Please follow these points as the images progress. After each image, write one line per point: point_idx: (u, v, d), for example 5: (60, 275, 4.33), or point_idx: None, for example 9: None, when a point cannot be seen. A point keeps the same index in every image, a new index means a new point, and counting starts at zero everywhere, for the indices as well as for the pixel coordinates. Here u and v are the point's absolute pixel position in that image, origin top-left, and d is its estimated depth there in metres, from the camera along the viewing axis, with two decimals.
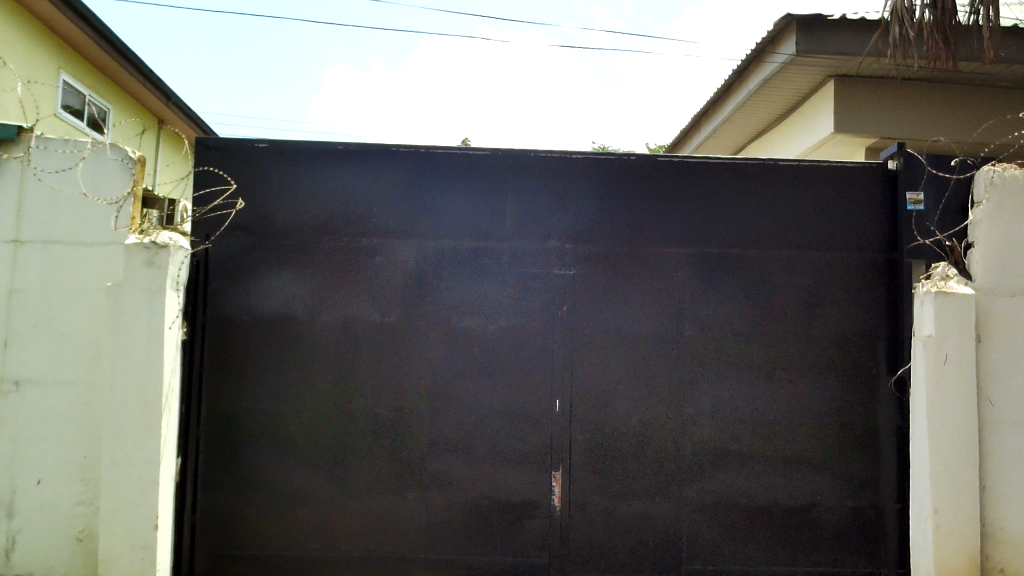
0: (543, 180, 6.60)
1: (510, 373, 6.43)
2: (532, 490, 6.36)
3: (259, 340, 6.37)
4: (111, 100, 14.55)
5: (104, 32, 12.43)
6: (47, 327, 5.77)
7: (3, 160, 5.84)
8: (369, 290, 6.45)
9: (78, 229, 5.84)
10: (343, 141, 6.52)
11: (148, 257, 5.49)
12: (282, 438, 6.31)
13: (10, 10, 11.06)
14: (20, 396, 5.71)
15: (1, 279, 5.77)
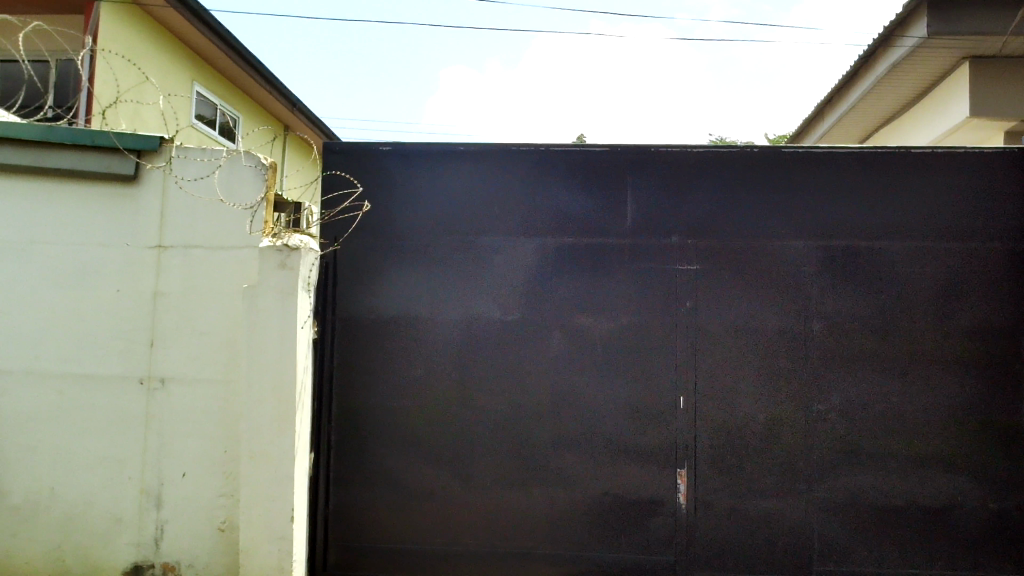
0: (661, 175, 6.53)
1: (631, 370, 6.40)
2: (655, 488, 6.32)
3: (385, 339, 6.53)
4: (242, 109, 15.16)
5: (234, 44, 12.95)
6: (188, 327, 6.07)
7: (147, 169, 6.17)
8: (490, 287, 6.53)
9: (216, 233, 6.12)
10: (463, 142, 6.62)
11: (281, 260, 5.69)
12: (408, 434, 6.45)
13: (147, 26, 11.64)
14: (166, 393, 6.03)
15: (147, 283, 6.12)
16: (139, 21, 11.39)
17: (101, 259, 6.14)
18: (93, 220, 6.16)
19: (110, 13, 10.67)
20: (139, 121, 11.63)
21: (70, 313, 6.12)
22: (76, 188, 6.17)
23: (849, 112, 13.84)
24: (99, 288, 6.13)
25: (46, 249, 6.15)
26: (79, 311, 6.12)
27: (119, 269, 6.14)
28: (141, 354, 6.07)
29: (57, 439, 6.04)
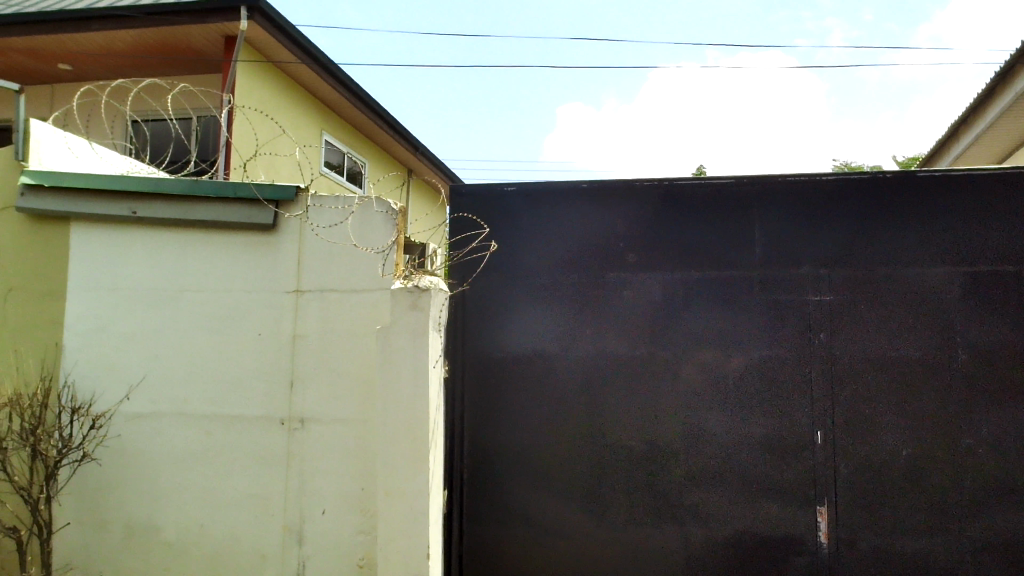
0: (789, 205, 6.42)
1: (765, 404, 6.26)
2: (794, 526, 6.13)
3: (514, 376, 6.60)
4: (369, 156, 15.65)
5: (361, 94, 13.43)
6: (325, 368, 6.28)
7: (285, 219, 6.47)
8: (617, 322, 6.52)
9: (350, 277, 6.32)
10: (587, 179, 6.68)
11: (412, 300, 5.85)
12: (539, 471, 6.48)
13: (280, 81, 12.22)
14: (306, 433, 6.24)
15: (286, 326, 6.38)
16: (273, 78, 11.99)
17: (243, 305, 6.45)
18: (236, 268, 6.49)
19: (247, 71, 11.28)
20: (274, 172, 12.18)
21: (217, 357, 6.43)
22: (220, 238, 6.52)
23: (988, 132, 13.25)
24: (242, 333, 6.43)
25: (194, 297, 6.52)
26: (223, 354, 6.43)
27: (260, 313, 6.43)
28: (282, 395, 6.31)
29: (205, 478, 6.33)
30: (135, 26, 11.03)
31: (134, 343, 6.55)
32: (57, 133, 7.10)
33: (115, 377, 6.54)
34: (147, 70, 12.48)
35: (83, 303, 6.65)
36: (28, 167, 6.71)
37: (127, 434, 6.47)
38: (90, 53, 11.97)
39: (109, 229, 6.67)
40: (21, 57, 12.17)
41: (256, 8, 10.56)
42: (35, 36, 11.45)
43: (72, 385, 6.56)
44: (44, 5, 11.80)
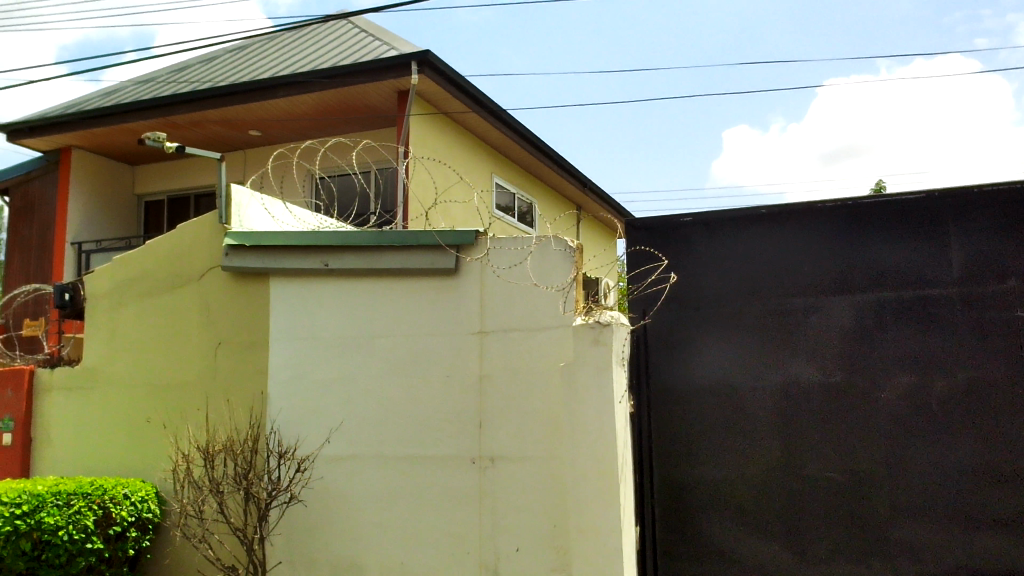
0: (988, 217, 6.03)
1: (975, 429, 5.87)
2: (1017, 561, 5.69)
3: (701, 409, 6.50)
4: (539, 196, 15.85)
5: (529, 137, 13.65)
6: (512, 407, 6.38)
7: (466, 263, 6.66)
8: (806, 349, 6.31)
9: (531, 316, 6.40)
10: (765, 205, 6.52)
11: (595, 335, 5.88)
12: (733, 505, 6.32)
13: (452, 130, 12.64)
14: (497, 471, 6.35)
15: (472, 367, 6.55)
16: (445, 128, 12.43)
17: (430, 347, 6.67)
18: (422, 312, 6.73)
19: (420, 123, 11.75)
20: (452, 218, 12.57)
21: (408, 399, 6.67)
22: (405, 284, 6.79)
23: None
24: (432, 375, 6.64)
25: (384, 342, 6.79)
26: (414, 397, 6.66)
27: (447, 355, 6.63)
28: (472, 435, 6.47)
29: (403, 516, 6.55)
30: (317, 89, 11.74)
31: (332, 390, 6.88)
32: (255, 196, 7.63)
33: (316, 423, 6.89)
34: (328, 130, 13.22)
35: (284, 353, 7.07)
36: (232, 230, 7.28)
37: (329, 475, 6.79)
38: (278, 118, 12.82)
39: (304, 283, 7.08)
40: (217, 127, 13.18)
41: (425, 62, 11.00)
42: (229, 106, 12.38)
43: (277, 431, 6.96)
44: (236, 78, 12.76)
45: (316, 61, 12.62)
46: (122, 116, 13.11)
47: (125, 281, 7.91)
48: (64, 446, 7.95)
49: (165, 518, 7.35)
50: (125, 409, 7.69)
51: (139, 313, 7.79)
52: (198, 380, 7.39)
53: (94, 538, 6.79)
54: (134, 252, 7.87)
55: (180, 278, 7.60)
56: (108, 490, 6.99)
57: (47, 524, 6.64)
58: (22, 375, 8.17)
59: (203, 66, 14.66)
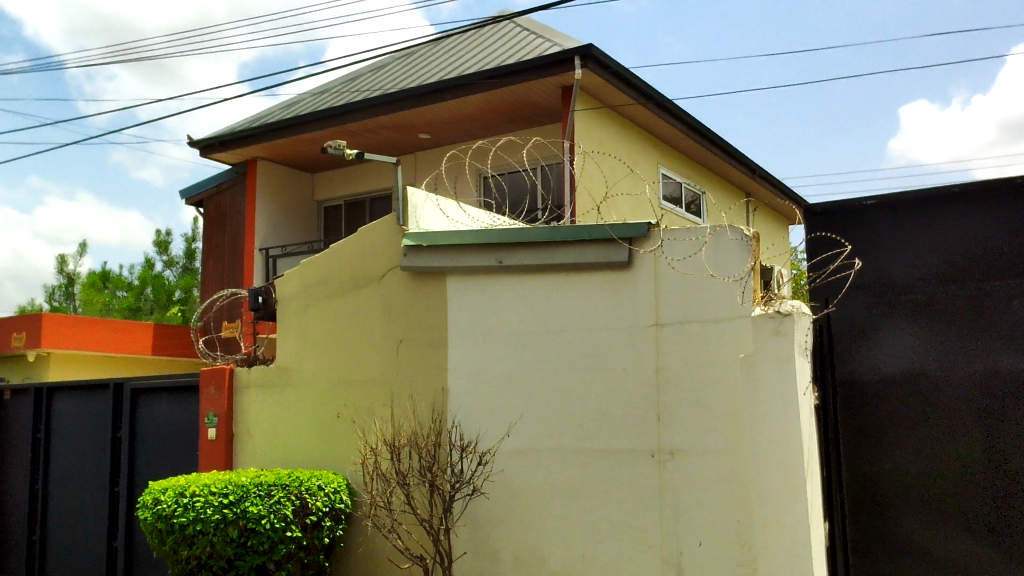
0: None
1: None
2: None
3: (891, 400, 6.22)
4: (708, 185, 15.51)
5: (695, 125, 13.39)
6: (692, 400, 6.30)
7: (639, 255, 6.63)
8: (1007, 336, 5.91)
9: (708, 307, 6.30)
10: (958, 184, 6.15)
11: (775, 327, 5.76)
12: (929, 500, 6.01)
13: (618, 123, 12.58)
14: (678, 465, 6.29)
15: (649, 360, 6.51)
16: (611, 121, 12.40)
17: (605, 341, 6.69)
18: (596, 306, 6.75)
19: (586, 118, 11.77)
20: (621, 212, 12.51)
21: (585, 393, 6.71)
22: (579, 279, 6.83)
23: None
24: (608, 369, 6.65)
25: (559, 336, 6.86)
26: (592, 391, 6.69)
27: (622, 348, 6.62)
28: (651, 428, 6.43)
29: (583, 509, 6.59)
30: (483, 89, 11.97)
31: (510, 385, 7.01)
32: (430, 197, 7.86)
33: (496, 417, 7.04)
34: (496, 130, 13.46)
35: (463, 349, 7.25)
36: (410, 231, 7.54)
37: (510, 469, 6.92)
38: (447, 120, 13.16)
39: (479, 280, 7.24)
40: (390, 132, 13.67)
41: (589, 56, 11.01)
42: (400, 112, 12.80)
43: (459, 425, 7.16)
44: (406, 84, 13.18)
45: (481, 62, 12.86)
46: (303, 127, 13.81)
47: (312, 283, 8.33)
48: (262, 441, 8.46)
49: (355, 509, 7.67)
50: (316, 405, 8.10)
51: (326, 313, 8.19)
52: (382, 376, 7.70)
53: (292, 527, 7.20)
54: (319, 255, 8.28)
55: (363, 279, 7.94)
56: (304, 482, 7.37)
57: (251, 513, 7.16)
58: (223, 373, 8.72)
59: (374, 74, 15.23)
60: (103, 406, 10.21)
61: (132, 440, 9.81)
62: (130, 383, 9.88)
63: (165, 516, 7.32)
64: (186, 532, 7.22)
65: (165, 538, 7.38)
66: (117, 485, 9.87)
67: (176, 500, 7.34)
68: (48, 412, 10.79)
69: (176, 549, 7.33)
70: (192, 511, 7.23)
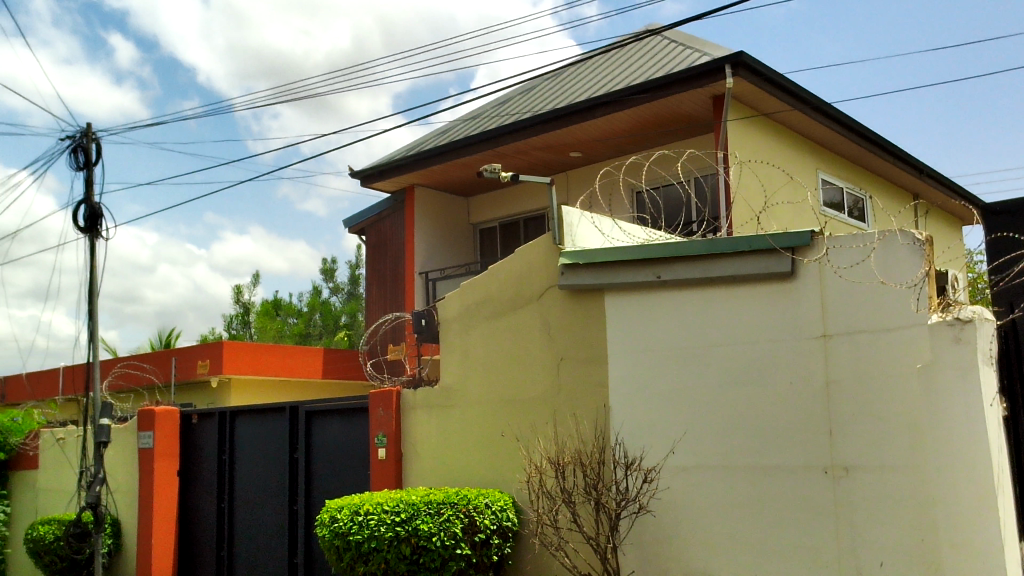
0: None
1: None
2: None
3: None
4: (872, 188, 14.83)
5: (856, 127, 12.85)
6: (866, 413, 6.04)
7: (803, 265, 6.42)
8: None
9: (880, 316, 6.05)
10: None
11: (955, 334, 5.53)
12: None
13: (772, 129, 12.24)
14: (853, 482, 6.03)
15: (818, 373, 6.28)
16: (765, 129, 12.09)
17: (770, 354, 6.50)
18: (759, 318, 6.58)
19: (739, 126, 11.51)
20: (780, 221, 12.17)
21: (751, 408, 6.54)
22: (740, 291, 6.69)
23: None
24: (774, 384, 6.46)
25: (722, 351, 6.73)
26: (757, 406, 6.51)
27: (789, 361, 6.42)
28: (823, 443, 6.20)
29: (754, 528, 6.42)
30: (633, 105, 11.94)
31: (672, 402, 6.92)
32: (584, 215, 7.90)
33: (659, 433, 6.96)
34: (647, 144, 13.38)
35: (624, 366, 7.22)
36: (566, 250, 7.58)
37: (676, 487, 6.82)
38: (598, 138, 13.19)
39: (638, 296, 7.20)
40: (542, 153, 13.81)
41: (739, 63, 10.78)
42: (550, 132, 12.92)
43: (622, 442, 7.12)
44: (555, 104, 13.30)
45: (630, 78, 12.83)
46: (456, 152, 14.15)
47: (472, 305, 8.49)
48: (430, 460, 8.67)
49: (523, 527, 7.71)
50: (481, 424, 8.24)
51: (487, 334, 8.33)
52: (544, 394, 7.75)
53: (462, 544, 7.34)
54: (478, 277, 8.44)
55: (522, 299, 8.04)
56: (472, 500, 7.50)
57: (423, 530, 7.37)
58: (390, 395, 9.00)
59: (524, 97, 15.44)
60: (281, 428, 10.74)
61: (308, 460, 10.27)
62: (304, 406, 10.35)
63: (342, 533, 7.62)
64: (362, 549, 7.50)
65: (343, 554, 7.67)
66: (296, 503, 10.33)
67: (351, 518, 7.63)
68: (231, 435, 11.43)
69: (353, 566, 7.60)
70: (367, 529, 7.50)
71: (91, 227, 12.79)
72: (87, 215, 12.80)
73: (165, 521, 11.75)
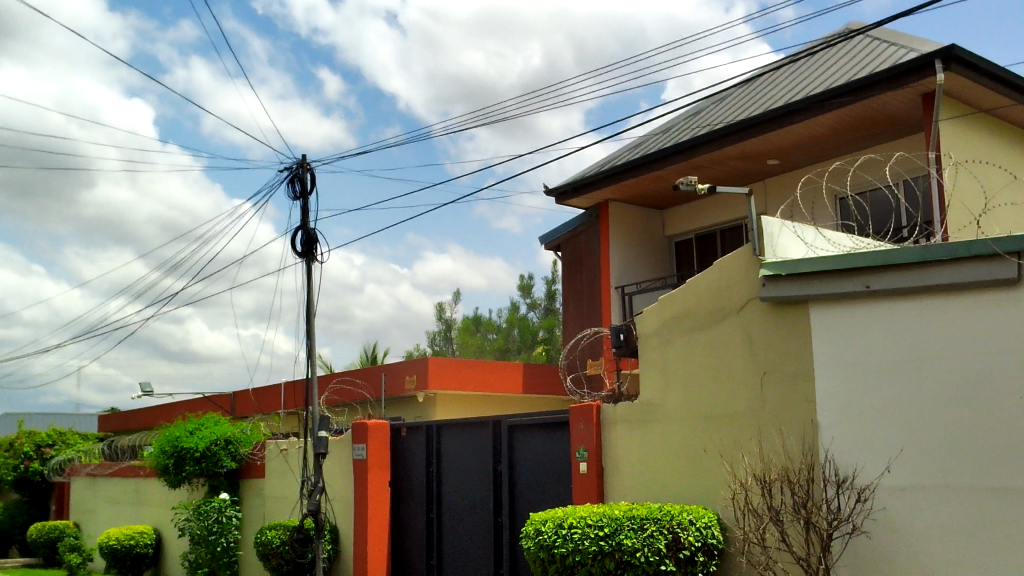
0: None
1: None
2: None
3: None
4: None
5: None
6: None
7: None
8: None
9: None
10: None
11: None
12: None
13: (991, 125, 11.44)
14: None
15: None
16: (982, 126, 11.31)
17: (996, 367, 6.08)
18: (982, 329, 6.17)
19: (953, 124, 10.84)
20: (1002, 223, 11.37)
21: (977, 425, 6.14)
22: (961, 300, 6.29)
23: None
24: (1002, 398, 6.03)
25: (941, 364, 6.36)
26: (984, 422, 6.10)
27: (1017, 375, 5.98)
28: None
29: (984, 553, 5.99)
30: (835, 108, 11.51)
31: (887, 418, 6.60)
32: (785, 224, 7.69)
33: (873, 450, 6.64)
34: (851, 148, 12.84)
35: (832, 379, 6.95)
36: (767, 260, 7.40)
37: (894, 507, 6.49)
38: (797, 144, 12.79)
39: (845, 307, 6.92)
40: (738, 162, 13.53)
41: (952, 57, 10.16)
42: (747, 140, 12.64)
43: (832, 459, 6.83)
44: (752, 112, 13.01)
45: (831, 80, 12.36)
46: (650, 166, 14.09)
47: (670, 319, 8.44)
48: (631, 475, 8.68)
49: (728, 545, 7.54)
50: (682, 440, 8.16)
51: (686, 348, 8.25)
52: (747, 409, 7.58)
53: (666, 561, 7.29)
54: (676, 290, 8.38)
55: (722, 312, 7.91)
56: (676, 516, 7.44)
57: (627, 546, 7.37)
58: (591, 409, 9.08)
59: (719, 106, 15.18)
60: (485, 441, 11.05)
61: (511, 473, 10.51)
62: (507, 420, 10.62)
63: (547, 546, 7.75)
64: (566, 562, 7.60)
65: (548, 567, 7.79)
66: (501, 515, 10.61)
67: (556, 530, 7.75)
68: (438, 447, 11.87)
69: None
70: (572, 543, 7.59)
71: (308, 251, 13.68)
72: (303, 240, 13.71)
73: (379, 529, 12.33)
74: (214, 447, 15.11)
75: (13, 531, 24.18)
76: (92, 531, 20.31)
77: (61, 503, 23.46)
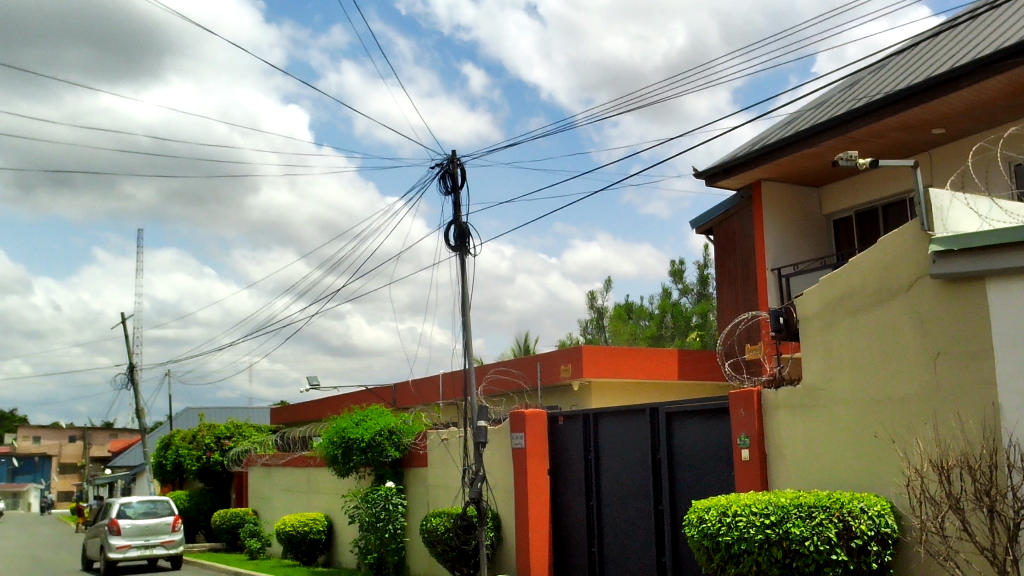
0: None
1: None
2: None
3: None
4: None
5: None
6: None
7: None
8: None
9: None
10: None
11: None
12: None
13: None
14: None
15: None
16: None
17: None
18: None
19: None
20: None
21: None
22: None
23: None
24: None
25: None
26: None
27: None
28: None
29: None
30: (1006, 70, 10.79)
31: None
32: (955, 196, 7.28)
33: None
34: None
35: (1014, 360, 6.53)
36: (936, 236, 7.03)
37: None
38: (965, 111, 12.07)
39: None
40: (900, 133, 12.89)
41: None
42: (908, 110, 12.02)
43: (1017, 444, 6.44)
44: (913, 80, 12.36)
45: (1001, 39, 11.61)
46: (804, 143, 13.60)
47: (834, 300, 8.13)
48: (796, 462, 8.43)
49: (904, 534, 7.25)
50: (850, 425, 7.85)
51: (852, 330, 7.93)
52: (920, 392, 7.22)
53: (838, 549, 7.04)
54: (839, 270, 8.06)
55: (889, 291, 7.57)
56: (846, 504, 7.20)
57: (795, 534, 7.16)
58: (752, 394, 8.87)
59: (876, 76, 14.50)
60: (643, 429, 10.99)
61: (670, 461, 10.41)
62: (664, 408, 10.53)
63: (711, 534, 7.63)
64: (732, 551, 7.45)
65: (712, 555, 7.68)
66: (662, 503, 10.55)
67: (720, 519, 7.63)
68: (596, 436, 11.87)
69: (723, 567, 7.59)
70: (737, 531, 7.45)
71: (460, 245, 13.96)
72: (456, 235, 14.00)
73: (540, 517, 12.47)
74: (379, 437, 15.65)
75: (199, 517, 25.80)
76: (269, 518, 21.41)
77: (241, 491, 24.82)
